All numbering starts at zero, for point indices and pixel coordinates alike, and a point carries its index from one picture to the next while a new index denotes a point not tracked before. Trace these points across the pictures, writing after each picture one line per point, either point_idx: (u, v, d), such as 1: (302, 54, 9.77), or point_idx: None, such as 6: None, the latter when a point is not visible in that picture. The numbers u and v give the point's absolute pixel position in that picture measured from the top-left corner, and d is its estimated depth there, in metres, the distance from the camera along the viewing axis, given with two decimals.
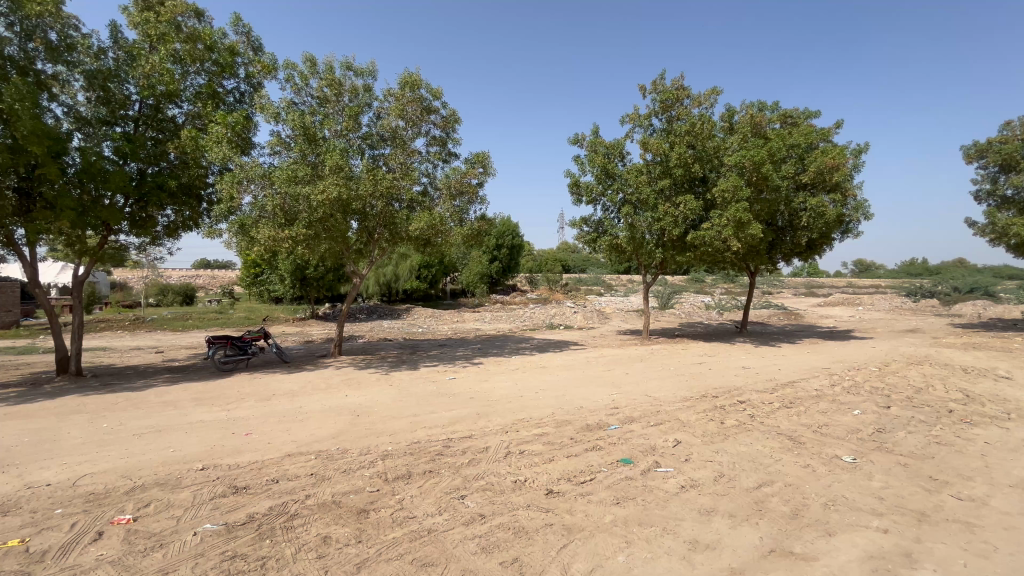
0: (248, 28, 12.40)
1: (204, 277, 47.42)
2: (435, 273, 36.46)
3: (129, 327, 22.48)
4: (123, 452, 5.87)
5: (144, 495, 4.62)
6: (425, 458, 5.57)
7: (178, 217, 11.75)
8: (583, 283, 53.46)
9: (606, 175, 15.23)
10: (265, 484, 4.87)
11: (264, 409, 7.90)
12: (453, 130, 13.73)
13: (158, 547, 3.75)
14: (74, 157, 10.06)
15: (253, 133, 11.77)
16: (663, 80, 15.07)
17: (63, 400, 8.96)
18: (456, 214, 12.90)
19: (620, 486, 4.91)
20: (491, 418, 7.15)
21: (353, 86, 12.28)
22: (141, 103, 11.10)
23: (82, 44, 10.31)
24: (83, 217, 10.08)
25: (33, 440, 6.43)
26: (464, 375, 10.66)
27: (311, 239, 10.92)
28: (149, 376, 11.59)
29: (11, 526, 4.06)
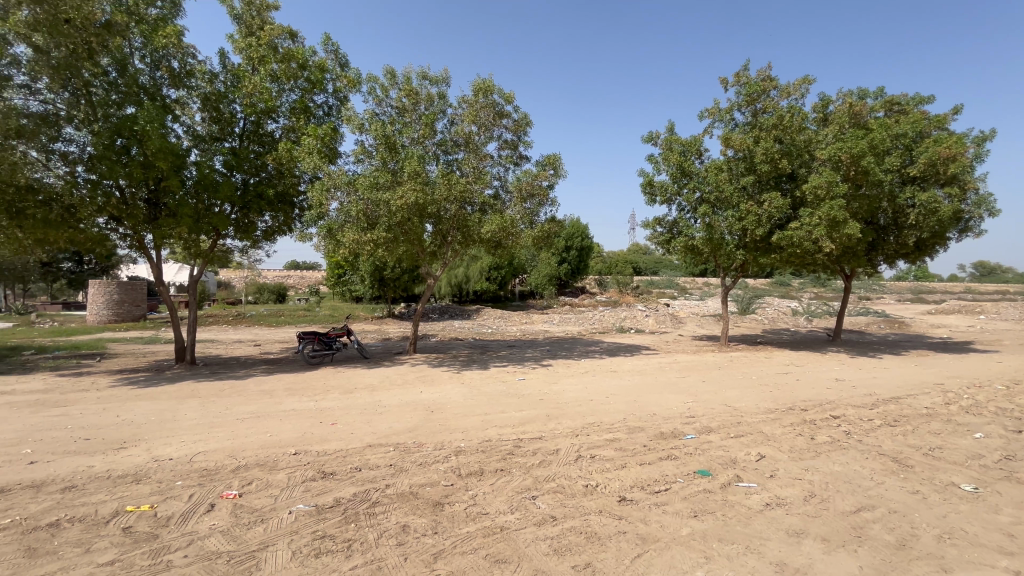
0: (337, 47, 13.35)
1: (294, 277, 51.55)
2: (505, 275, 37.00)
3: (233, 322, 25.04)
4: (229, 433, 6.54)
5: (247, 474, 5.12)
6: (497, 457, 5.66)
7: (274, 223, 12.93)
8: (655, 285, 51.71)
9: (681, 173, 14.61)
10: (349, 472, 5.20)
11: (348, 401, 8.44)
12: (524, 133, 13.89)
13: (260, 522, 4.13)
14: (191, 171, 11.35)
15: (339, 143, 12.66)
16: (747, 71, 14.23)
17: (181, 385, 10.13)
18: (527, 217, 13.03)
19: (698, 499, 4.69)
20: (561, 421, 7.13)
21: (429, 94, 12.81)
22: (245, 120, 12.30)
23: (198, 70, 11.62)
24: (198, 223, 11.37)
25: (157, 419, 7.34)
26: (534, 376, 10.72)
27: (390, 242, 11.48)
28: (249, 367, 12.81)
29: (143, 493, 4.68)
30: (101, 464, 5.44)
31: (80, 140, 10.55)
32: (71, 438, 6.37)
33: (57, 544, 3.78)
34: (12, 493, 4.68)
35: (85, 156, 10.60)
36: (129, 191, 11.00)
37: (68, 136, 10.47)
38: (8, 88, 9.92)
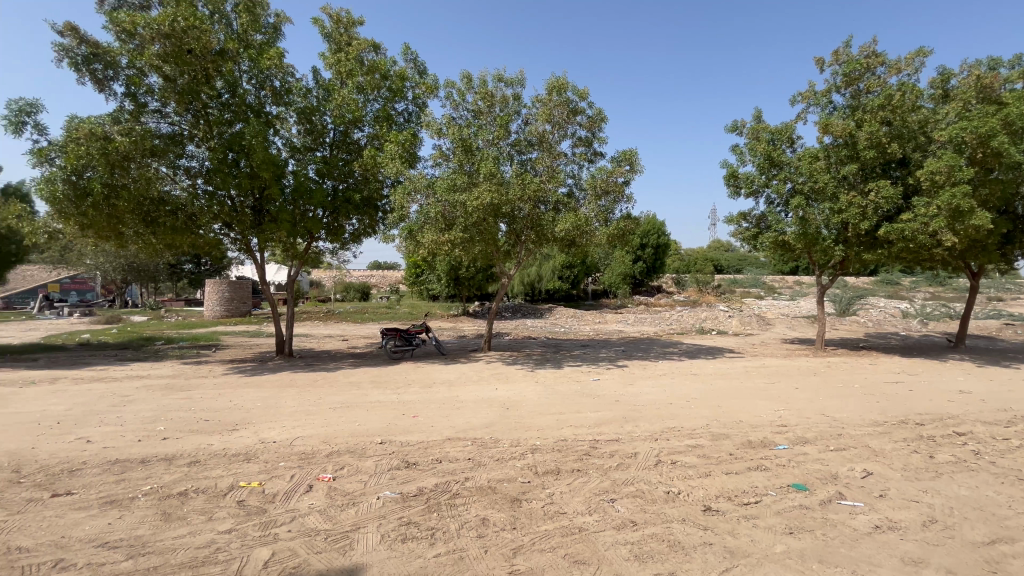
0: (416, 55, 13.96)
1: (377, 276, 54.81)
2: (578, 274, 36.65)
3: (324, 318, 27.08)
4: (322, 421, 7.08)
5: (340, 459, 5.52)
6: (573, 457, 5.62)
7: (360, 226, 13.79)
8: (739, 284, 48.57)
9: (769, 163, 13.57)
10: (431, 463, 5.42)
11: (427, 395, 8.80)
12: (599, 129, 13.66)
13: (352, 504, 4.44)
14: (290, 179, 12.43)
15: (419, 148, 13.22)
16: (848, 48, 12.96)
17: (281, 375, 11.15)
18: (601, 214, 12.82)
19: (793, 515, 4.34)
20: (639, 424, 6.92)
21: (504, 96, 13.03)
22: (335, 131, 13.21)
23: (295, 87, 12.68)
24: (295, 228, 12.43)
25: (262, 405, 8.13)
26: (610, 377, 10.50)
27: (467, 243, 11.78)
28: (338, 360, 13.78)
29: (253, 471, 5.21)
30: (218, 443, 6.12)
31: (199, 156, 11.94)
32: (195, 419, 7.24)
33: (186, 511, 4.31)
34: (151, 463, 5.41)
35: (203, 170, 11.97)
36: (239, 201, 12.27)
37: (189, 153, 11.87)
38: (144, 113, 11.46)
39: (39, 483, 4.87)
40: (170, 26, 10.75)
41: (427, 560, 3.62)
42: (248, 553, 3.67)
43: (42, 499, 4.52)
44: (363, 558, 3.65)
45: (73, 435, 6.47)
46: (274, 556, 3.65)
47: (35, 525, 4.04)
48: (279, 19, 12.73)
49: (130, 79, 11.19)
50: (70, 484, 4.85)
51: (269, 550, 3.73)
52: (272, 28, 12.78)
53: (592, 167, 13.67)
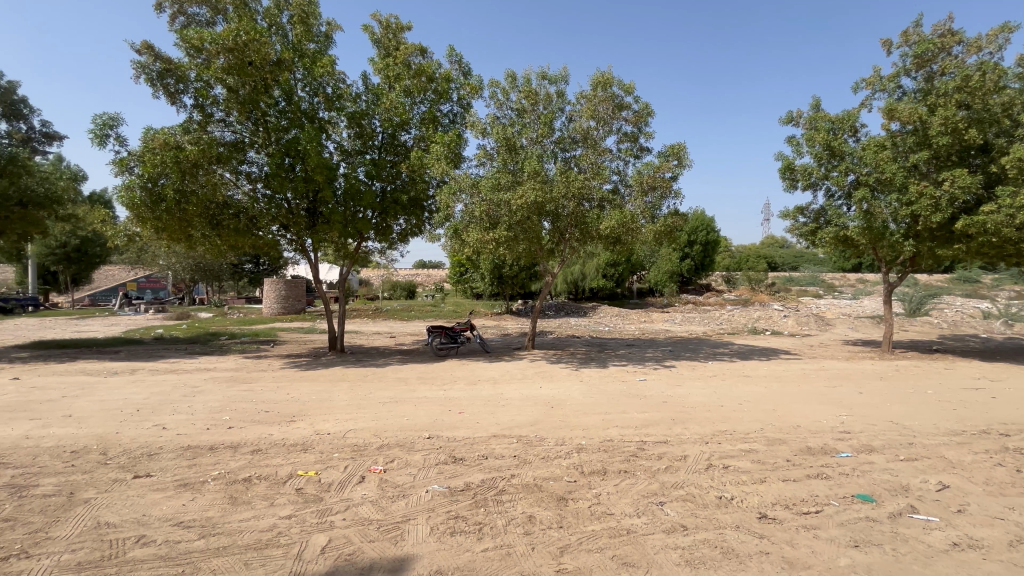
0: (460, 57, 14.15)
1: (422, 275, 56.15)
2: (622, 272, 36.02)
3: (373, 316, 28.00)
4: (373, 415, 7.33)
5: (390, 453, 5.69)
6: (620, 458, 5.54)
7: (407, 225, 14.15)
8: (794, 282, 46.18)
9: (830, 154, 12.78)
10: (477, 459, 5.49)
11: (473, 392, 8.93)
12: (645, 124, 13.36)
13: (402, 496, 4.57)
14: (341, 182, 12.92)
15: (463, 148, 13.39)
16: (919, 28, 12.02)
17: (334, 370, 11.62)
18: (648, 211, 12.57)
19: (859, 527, 4.08)
20: (688, 426, 6.72)
21: (548, 93, 12.99)
22: (383, 134, 13.61)
23: (345, 93, 13.15)
24: (346, 228, 12.90)
25: (317, 399, 8.51)
26: (657, 377, 10.25)
27: (511, 241, 11.80)
28: (387, 356, 14.20)
29: (309, 460, 5.46)
30: (278, 433, 6.47)
31: (259, 161, 12.64)
32: (257, 410, 7.69)
33: (251, 496, 4.59)
34: (218, 450, 5.79)
35: (263, 175, 12.64)
36: (294, 203, 12.90)
37: (249, 159, 12.58)
38: (210, 123, 12.22)
39: (123, 464, 5.33)
40: (233, 40, 11.43)
41: (475, 554, 3.68)
42: (307, 538, 3.86)
43: (126, 479, 4.94)
44: (413, 549, 3.75)
45: (150, 422, 7.02)
46: (331, 542, 3.82)
47: (120, 503, 4.42)
48: (330, 27, 13.24)
49: (198, 92, 11.98)
50: (149, 467, 5.28)
51: (326, 536, 3.90)
52: (323, 36, 13.31)
53: (638, 162, 13.38)
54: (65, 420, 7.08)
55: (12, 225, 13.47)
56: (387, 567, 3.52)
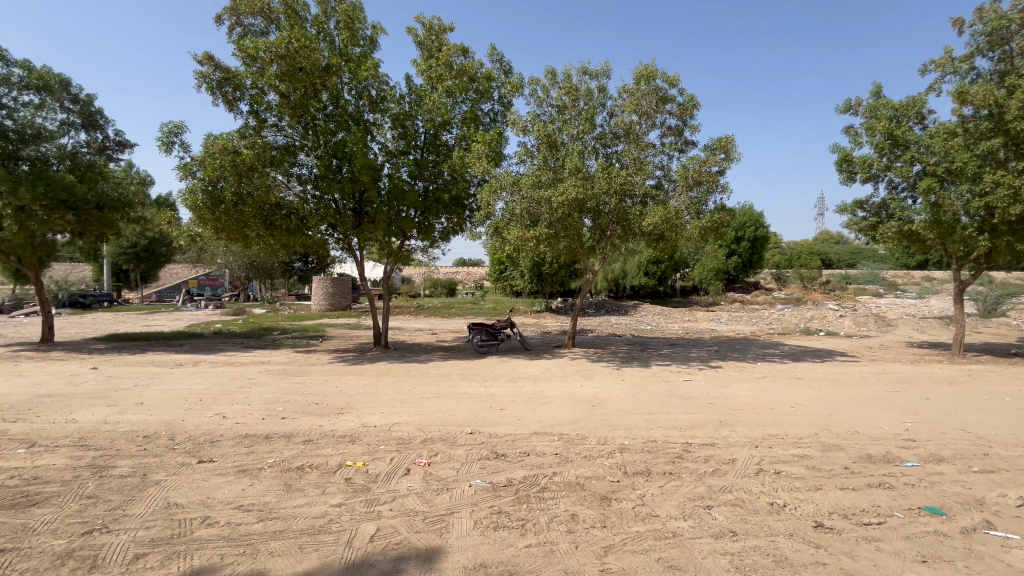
0: (501, 55, 14.21)
1: (463, 273, 56.92)
2: (665, 269, 35.16)
3: (415, 312, 28.66)
4: (416, 410, 7.51)
5: (434, 446, 5.81)
6: (664, 459, 5.42)
7: (449, 224, 14.36)
8: (851, 280, 43.61)
9: (892, 143, 11.96)
10: (519, 455, 5.52)
11: (513, 389, 8.98)
12: (690, 116, 12.97)
13: (446, 490, 4.66)
14: (385, 182, 13.26)
15: (504, 146, 13.43)
16: (996, 4, 11.07)
17: (378, 364, 11.97)
18: (693, 207, 12.23)
19: (927, 542, 3.82)
20: (736, 428, 6.50)
21: (589, 88, 12.86)
22: (426, 134, 13.85)
23: (389, 95, 13.47)
24: (390, 227, 13.23)
25: (363, 392, 8.79)
26: (702, 378, 9.95)
27: (551, 239, 11.73)
28: (429, 353, 14.49)
29: (357, 452, 5.65)
30: (327, 425, 6.73)
31: (309, 164, 13.15)
32: (307, 402, 8.03)
33: (303, 484, 4.81)
34: (274, 439, 6.10)
35: (312, 177, 13.16)
36: (341, 203, 13.37)
37: (300, 162, 13.13)
38: (264, 128, 12.82)
39: (189, 450, 5.70)
40: (285, 48, 11.95)
41: (518, 549, 3.71)
42: (357, 527, 4.01)
43: (191, 464, 5.28)
44: (457, 541, 3.82)
45: (212, 411, 7.47)
46: (379, 531, 3.95)
47: (187, 485, 4.73)
48: (375, 31, 13.61)
49: (254, 98, 12.59)
50: (211, 453, 5.62)
51: (374, 525, 4.03)
52: (368, 40, 13.70)
53: (683, 157, 13.01)
54: (137, 407, 7.65)
55: (90, 227, 14.66)
56: (433, 558, 3.60)
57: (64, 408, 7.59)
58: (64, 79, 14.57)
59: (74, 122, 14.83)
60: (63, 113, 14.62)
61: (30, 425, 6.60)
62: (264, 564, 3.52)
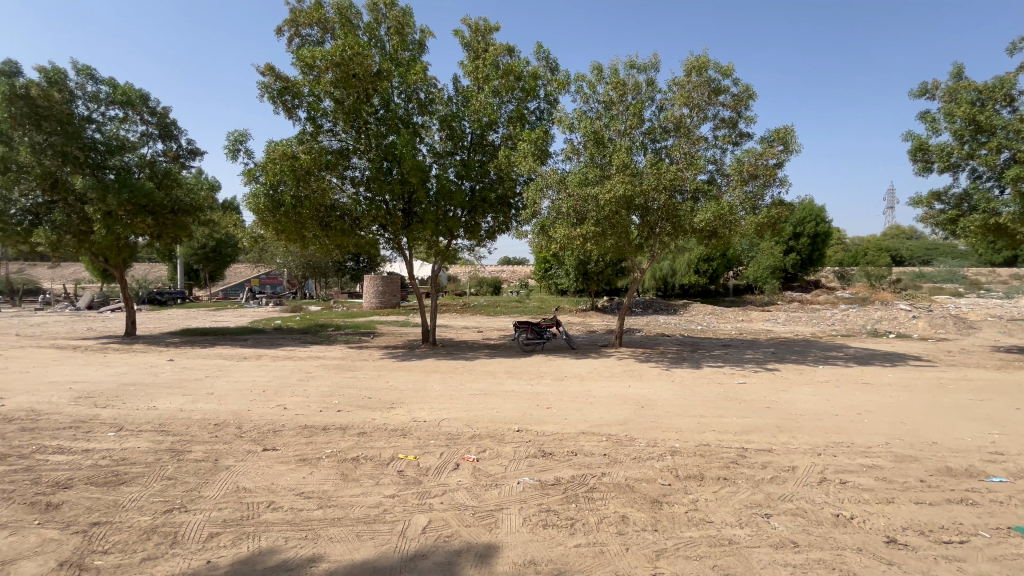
0: (547, 53, 14.16)
1: (507, 271, 57.29)
2: (717, 267, 33.92)
3: (462, 310, 29.12)
4: (465, 406, 7.63)
5: (482, 443, 5.89)
6: (719, 464, 5.23)
7: (495, 223, 14.47)
8: (926, 279, 40.35)
9: (975, 129, 10.97)
10: (567, 455, 5.49)
11: (560, 388, 8.95)
12: (746, 107, 12.42)
13: (495, 486, 4.71)
14: (433, 182, 13.54)
15: (550, 144, 13.36)
16: None
17: (427, 361, 12.25)
18: (748, 201, 11.74)
19: (1019, 565, 3.49)
20: (797, 435, 6.17)
21: (637, 82, 12.59)
22: (473, 134, 14.01)
23: (437, 97, 13.71)
24: (438, 227, 13.49)
25: (413, 388, 9.02)
26: (758, 381, 9.50)
27: (599, 237, 11.53)
28: (475, 350, 14.68)
29: (408, 445, 5.82)
30: (380, 418, 6.97)
31: (361, 166, 13.63)
32: (361, 396, 8.35)
33: (358, 474, 5.01)
34: (330, 431, 6.38)
35: (364, 179, 13.64)
36: (392, 204, 13.78)
37: (353, 165, 13.61)
38: (320, 133, 13.38)
39: (254, 438, 6.07)
40: (340, 56, 12.45)
41: (568, 548, 3.69)
42: (409, 518, 4.13)
43: (257, 451, 5.63)
44: (507, 537, 3.86)
45: (274, 402, 7.92)
46: (431, 523, 4.05)
47: (254, 471, 5.05)
48: (424, 35, 13.90)
49: (311, 105, 13.14)
50: (275, 442, 5.96)
51: (426, 517, 4.14)
52: (417, 44, 14.02)
53: (737, 150, 12.47)
54: (208, 397, 8.22)
55: (166, 230, 15.88)
56: (483, 553, 3.65)
57: (146, 396, 8.27)
58: (144, 93, 15.83)
59: (152, 133, 16.09)
60: (143, 125, 15.90)
61: (118, 411, 7.24)
62: (325, 549, 3.69)
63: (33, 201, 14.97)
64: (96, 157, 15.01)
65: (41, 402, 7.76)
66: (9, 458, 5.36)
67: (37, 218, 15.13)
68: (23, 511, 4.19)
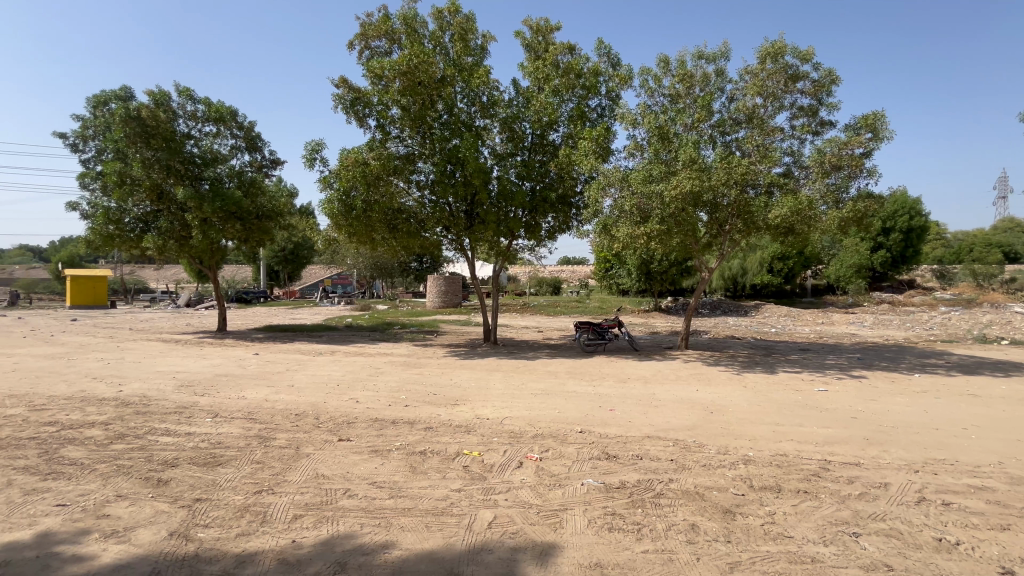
0: (609, 48, 13.93)
1: (567, 271, 56.92)
2: (793, 266, 31.75)
3: (522, 310, 29.29)
4: (526, 405, 7.68)
5: (544, 442, 5.90)
6: (798, 476, 4.90)
7: (556, 222, 14.44)
8: None
9: None
10: (632, 458, 5.38)
11: (623, 390, 8.77)
12: (827, 94, 11.53)
13: (559, 486, 4.71)
14: (495, 184, 13.74)
15: (612, 141, 13.10)
16: None
17: (489, 360, 12.45)
18: (830, 195, 10.94)
19: None
20: (889, 449, 5.65)
21: (705, 74, 12.10)
22: (533, 135, 14.03)
23: (499, 99, 13.87)
24: (499, 227, 13.68)
25: (476, 386, 9.21)
26: (842, 388, 8.78)
27: (664, 235, 11.11)
28: (536, 350, 14.72)
29: (472, 441, 5.96)
30: (445, 414, 7.17)
31: (426, 170, 14.10)
32: (426, 392, 8.64)
33: (426, 467, 5.19)
34: (399, 424, 6.66)
35: (429, 182, 14.11)
36: (455, 206, 14.17)
37: (418, 169, 14.11)
38: (388, 140, 13.95)
39: (331, 429, 6.46)
40: (407, 65, 12.97)
41: (635, 554, 3.62)
42: (476, 512, 4.22)
43: (333, 441, 5.99)
44: (571, 538, 3.84)
45: (347, 395, 8.39)
46: (496, 519, 4.12)
47: (331, 460, 5.38)
48: (485, 39, 14.14)
49: (379, 113, 13.74)
50: (349, 432, 6.31)
51: (492, 513, 4.22)
52: (479, 48, 14.30)
53: (817, 139, 11.62)
54: (289, 389, 8.85)
55: (252, 234, 17.31)
56: (548, 552, 3.67)
57: (237, 386, 9.06)
58: (233, 110, 17.31)
59: (240, 145, 17.59)
60: (233, 139, 17.42)
61: (214, 399, 8.00)
62: (397, 537, 3.87)
63: (143, 210, 16.86)
64: (194, 170, 16.65)
65: (152, 390, 8.72)
66: (127, 437, 6.07)
67: (146, 225, 17.01)
68: (140, 485, 4.74)
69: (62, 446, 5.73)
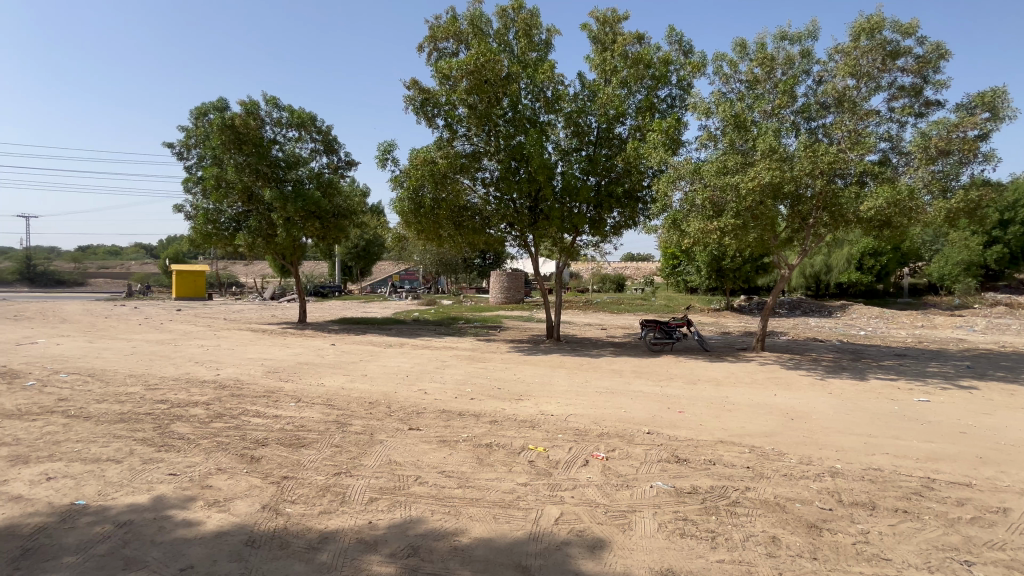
0: (681, 35, 13.34)
1: (632, 267, 55.60)
2: (887, 263, 28.86)
3: (585, 307, 28.97)
4: (591, 403, 7.58)
5: (611, 442, 5.78)
6: (896, 493, 4.45)
7: (622, 218, 14.09)
8: None
9: None
10: (704, 463, 5.14)
11: (693, 392, 8.40)
12: (935, 70, 10.32)
13: (627, 487, 4.61)
14: (559, 179, 13.61)
15: (682, 132, 12.53)
16: None
17: (552, 357, 12.40)
18: (936, 183, 9.82)
19: None
20: (1008, 470, 4.99)
21: (788, 56, 11.28)
22: (599, 128, 13.73)
23: (564, 93, 13.69)
24: (563, 223, 13.59)
25: (539, 382, 9.22)
26: (949, 399, 7.85)
27: (739, 230, 10.42)
28: (600, 348, 14.50)
29: (538, 437, 5.97)
30: (509, 409, 7.25)
31: (490, 168, 14.27)
32: (491, 386, 8.78)
33: (492, 460, 5.27)
34: (466, 417, 6.82)
35: (494, 179, 14.29)
36: (519, 203, 14.25)
37: (484, 166, 14.29)
38: (455, 139, 14.22)
39: (401, 418, 6.74)
40: (474, 64, 13.16)
41: (709, 563, 3.47)
42: (543, 508, 4.23)
43: (404, 430, 6.24)
44: (641, 541, 3.75)
45: (416, 386, 8.72)
46: (563, 516, 4.10)
47: (402, 447, 5.62)
48: (550, 34, 14.04)
49: (447, 113, 14.04)
50: (418, 422, 6.56)
51: (558, 509, 4.20)
52: (544, 43, 14.24)
53: (920, 122, 10.46)
54: (364, 378, 9.37)
55: (330, 232, 18.42)
56: (616, 552, 3.60)
57: (317, 374, 9.71)
58: (313, 115, 18.48)
59: (319, 149, 18.74)
60: (312, 142, 18.58)
61: (297, 386, 8.63)
62: (465, 525, 3.97)
63: (236, 211, 18.45)
64: (279, 172, 17.96)
65: (245, 374, 9.57)
66: (224, 417, 6.69)
67: (238, 225, 18.62)
68: (236, 460, 5.21)
69: (172, 421, 6.44)
